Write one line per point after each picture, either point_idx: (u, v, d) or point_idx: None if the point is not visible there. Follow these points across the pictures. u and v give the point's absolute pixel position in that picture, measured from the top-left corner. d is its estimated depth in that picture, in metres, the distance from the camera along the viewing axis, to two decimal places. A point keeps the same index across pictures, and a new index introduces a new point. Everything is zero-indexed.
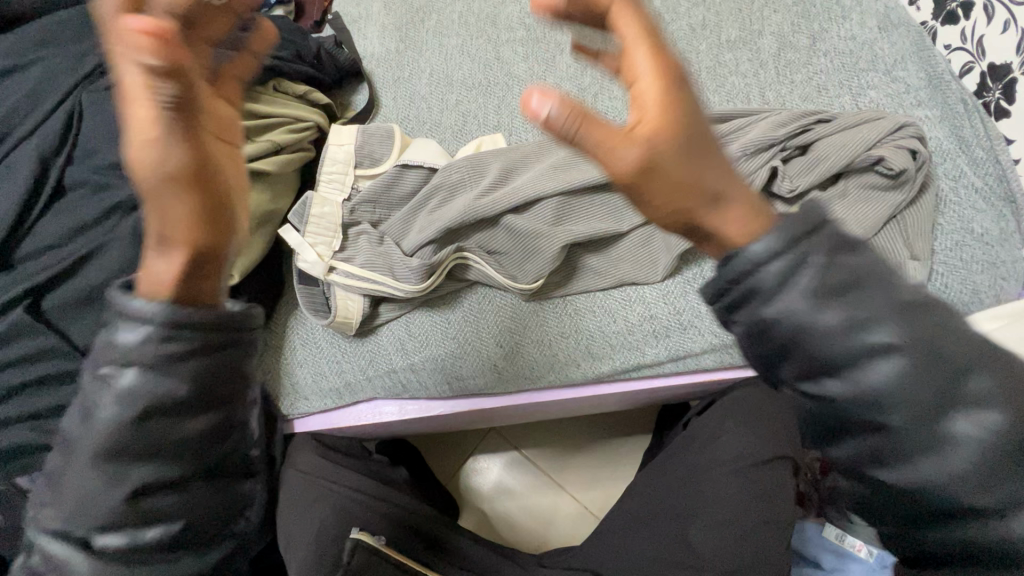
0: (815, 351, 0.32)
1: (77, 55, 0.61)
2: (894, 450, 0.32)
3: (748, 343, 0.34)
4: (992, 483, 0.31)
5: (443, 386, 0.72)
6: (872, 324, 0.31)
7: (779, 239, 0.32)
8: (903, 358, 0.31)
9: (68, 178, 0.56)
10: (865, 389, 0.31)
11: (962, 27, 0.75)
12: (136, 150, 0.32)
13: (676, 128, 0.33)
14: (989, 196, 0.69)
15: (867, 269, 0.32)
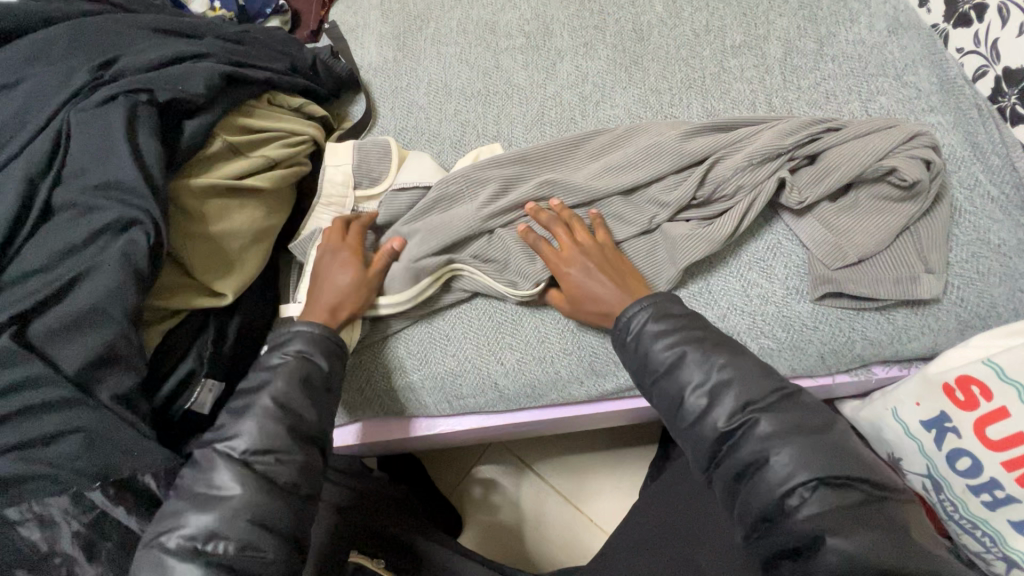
0: (648, 367, 0.55)
1: (66, 73, 0.59)
2: (709, 409, 0.51)
3: (638, 368, 0.57)
4: (768, 434, 0.48)
5: (443, 404, 0.70)
6: (690, 349, 0.54)
7: (648, 313, 0.57)
8: (692, 360, 0.53)
9: (55, 199, 0.54)
10: (688, 378, 0.53)
11: (975, 30, 0.72)
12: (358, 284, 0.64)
13: (583, 269, 0.63)
14: (1005, 205, 0.66)
15: (668, 313, 0.57)
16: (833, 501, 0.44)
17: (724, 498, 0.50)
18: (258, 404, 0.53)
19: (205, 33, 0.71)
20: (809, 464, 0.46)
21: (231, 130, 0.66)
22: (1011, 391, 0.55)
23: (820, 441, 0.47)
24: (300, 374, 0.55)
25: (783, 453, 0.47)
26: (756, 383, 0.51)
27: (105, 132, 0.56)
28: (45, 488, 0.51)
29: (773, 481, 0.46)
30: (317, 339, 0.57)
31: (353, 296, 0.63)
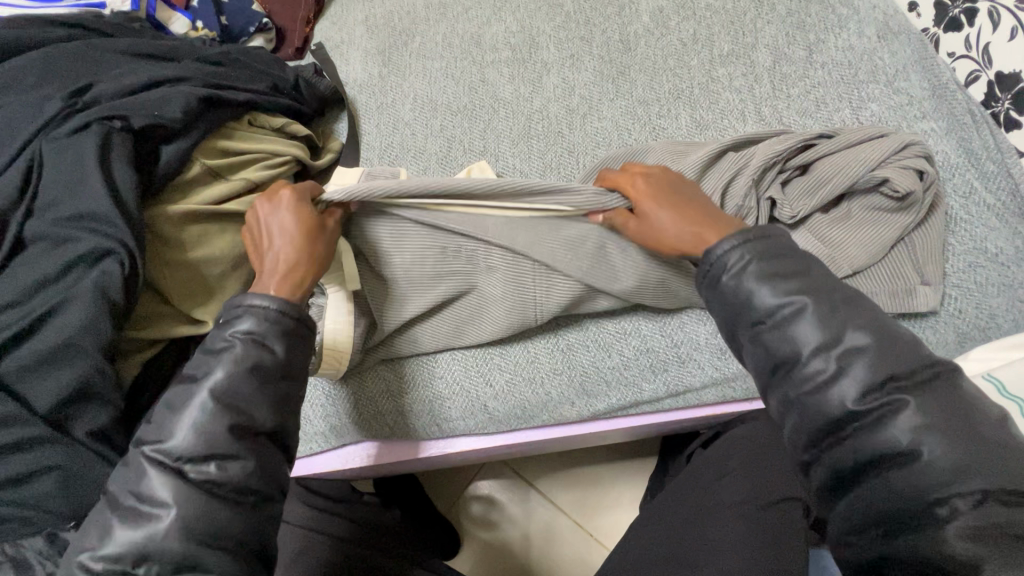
0: (749, 315, 0.48)
1: (38, 100, 0.59)
2: (836, 382, 0.44)
3: (729, 317, 0.50)
4: (924, 425, 0.41)
5: (434, 427, 0.69)
6: (808, 302, 0.46)
7: (742, 241, 0.50)
8: (812, 318, 0.46)
9: (28, 231, 0.54)
10: (806, 338, 0.45)
11: (966, 34, 0.71)
12: (303, 247, 0.55)
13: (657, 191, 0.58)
14: (1002, 213, 0.65)
15: (780, 260, 0.49)
16: (998, 517, 0.39)
17: (829, 486, 0.44)
18: (196, 400, 0.46)
19: (185, 56, 0.70)
20: (974, 472, 0.39)
21: (210, 154, 0.64)
22: (1014, 406, 0.54)
23: (981, 442, 0.40)
24: (249, 362, 0.47)
25: (936, 449, 0.40)
26: (901, 356, 0.43)
27: (76, 161, 0.55)
28: (14, 530, 0.49)
29: (918, 481, 0.40)
30: (271, 320, 0.49)
31: (305, 260, 0.54)
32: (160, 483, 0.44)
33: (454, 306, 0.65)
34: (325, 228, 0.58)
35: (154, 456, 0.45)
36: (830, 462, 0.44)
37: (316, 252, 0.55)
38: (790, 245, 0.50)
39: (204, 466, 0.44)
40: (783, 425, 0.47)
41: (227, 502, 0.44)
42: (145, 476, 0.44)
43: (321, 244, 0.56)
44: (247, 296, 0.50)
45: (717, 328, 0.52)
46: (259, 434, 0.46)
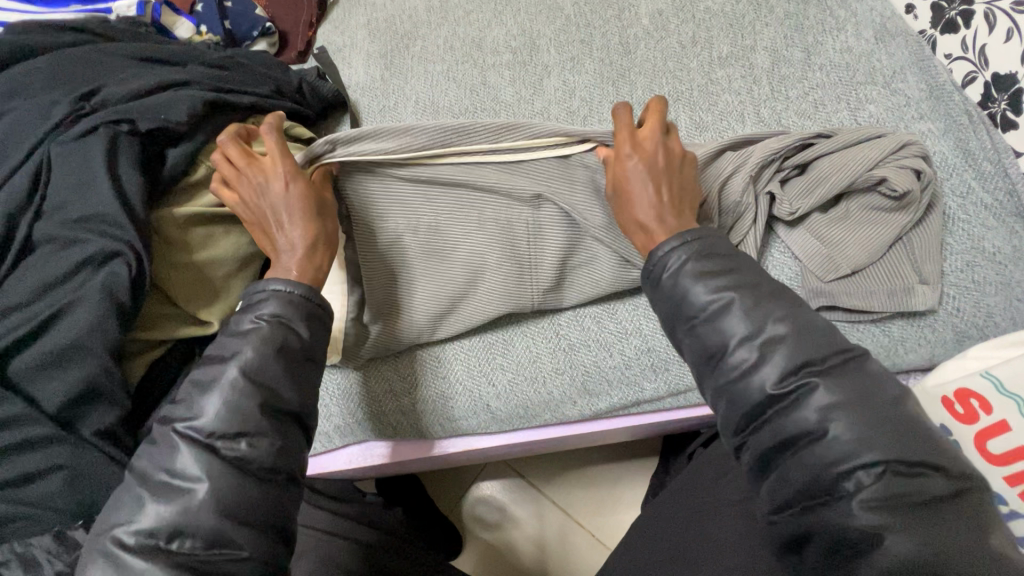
0: (685, 311, 0.49)
1: (47, 104, 0.60)
2: (755, 369, 0.45)
3: (670, 314, 0.51)
4: (831, 404, 0.43)
5: (436, 427, 0.69)
6: (734, 298, 0.47)
7: (686, 241, 0.51)
8: (741, 311, 0.47)
9: (36, 233, 0.54)
10: (735, 330, 0.47)
11: (962, 36, 0.72)
12: (315, 229, 0.56)
13: (642, 176, 0.56)
14: (999, 212, 0.65)
15: (712, 257, 0.50)
16: (897, 487, 0.41)
17: (754, 467, 0.46)
18: (225, 377, 0.47)
19: (190, 60, 0.71)
20: (876, 445, 0.41)
21: (214, 156, 0.65)
22: (1011, 404, 0.54)
23: (883, 416, 0.42)
24: (276, 342, 0.48)
25: (843, 426, 0.42)
26: (816, 343, 0.45)
27: (84, 164, 0.55)
28: (26, 528, 0.50)
29: (829, 458, 0.42)
30: (294, 303, 0.51)
31: (320, 242, 0.56)
32: (189, 459, 0.44)
33: (450, 287, 0.65)
34: (328, 208, 0.59)
35: (183, 431, 0.46)
36: (755, 445, 0.46)
37: (327, 235, 0.57)
38: (723, 242, 0.52)
39: (235, 443, 0.45)
40: (717, 412, 0.49)
41: (256, 479, 0.45)
42: (176, 451, 0.45)
43: (329, 225, 0.58)
44: (270, 281, 0.51)
45: (659, 324, 0.53)
46: (285, 414, 0.48)
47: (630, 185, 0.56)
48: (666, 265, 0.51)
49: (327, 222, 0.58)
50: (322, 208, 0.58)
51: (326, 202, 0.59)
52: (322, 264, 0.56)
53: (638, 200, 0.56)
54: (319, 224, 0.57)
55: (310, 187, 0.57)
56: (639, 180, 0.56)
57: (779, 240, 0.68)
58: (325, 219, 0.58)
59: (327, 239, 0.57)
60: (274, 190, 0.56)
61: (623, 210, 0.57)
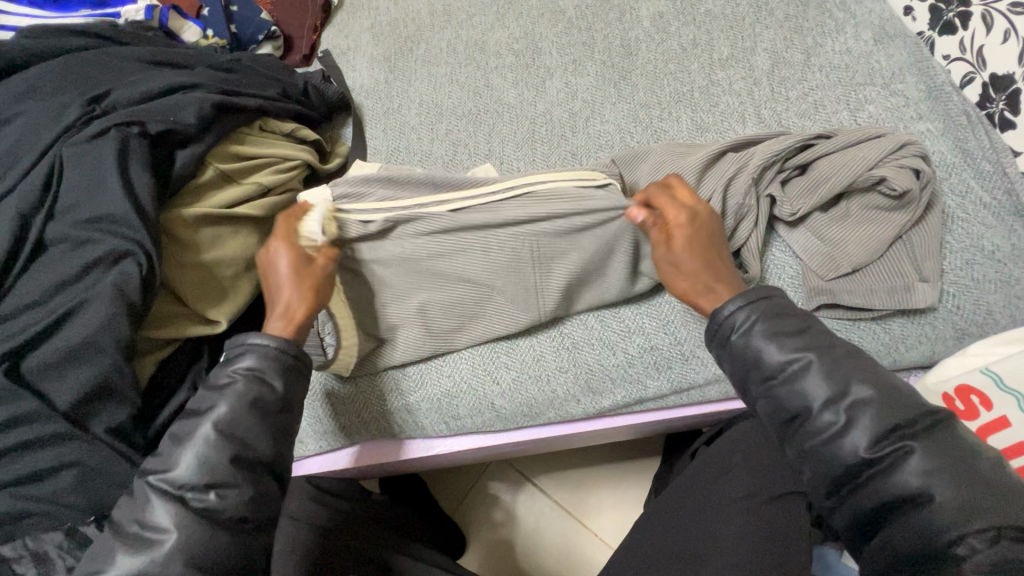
0: (760, 370, 0.51)
1: (58, 107, 0.61)
2: (843, 431, 0.47)
3: (741, 372, 0.53)
4: (932, 471, 0.44)
5: (440, 425, 0.70)
6: (811, 360, 0.49)
7: (752, 298, 0.53)
8: (819, 372, 0.48)
9: (49, 233, 0.55)
10: (816, 394, 0.48)
11: (961, 37, 0.72)
12: (297, 290, 0.57)
13: (696, 236, 0.58)
14: (997, 211, 0.66)
15: (784, 319, 0.52)
16: (1011, 552, 0.41)
17: (853, 527, 0.47)
18: (199, 432, 0.49)
19: (197, 63, 0.72)
20: (981, 509, 0.42)
21: (223, 158, 0.66)
22: (1012, 399, 0.55)
23: (982, 480, 0.43)
24: (249, 397, 0.50)
25: (945, 493, 0.43)
26: (902, 406, 0.46)
27: (95, 167, 0.56)
28: (40, 522, 0.51)
29: (935, 524, 0.43)
30: (271, 357, 0.52)
31: (302, 304, 0.57)
32: (162, 512, 0.47)
33: (454, 284, 0.65)
34: (320, 267, 0.59)
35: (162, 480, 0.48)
36: (852, 507, 0.47)
37: (311, 295, 0.58)
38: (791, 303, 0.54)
39: (205, 495, 0.47)
40: (805, 475, 0.50)
41: (227, 529, 0.47)
42: (153, 499, 0.47)
43: (315, 283, 0.58)
44: (246, 335, 0.53)
45: (731, 382, 0.54)
46: (257, 463, 0.49)
47: (687, 245, 0.58)
48: (734, 323, 0.53)
49: (316, 281, 0.58)
50: (310, 269, 0.59)
51: (322, 261, 0.60)
52: (300, 322, 0.57)
53: (702, 262, 0.58)
54: (303, 285, 0.58)
55: (300, 250, 0.58)
56: (693, 241, 0.58)
57: (780, 242, 0.68)
58: (314, 278, 0.58)
59: (310, 298, 0.58)
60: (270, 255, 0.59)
61: (678, 269, 0.59)
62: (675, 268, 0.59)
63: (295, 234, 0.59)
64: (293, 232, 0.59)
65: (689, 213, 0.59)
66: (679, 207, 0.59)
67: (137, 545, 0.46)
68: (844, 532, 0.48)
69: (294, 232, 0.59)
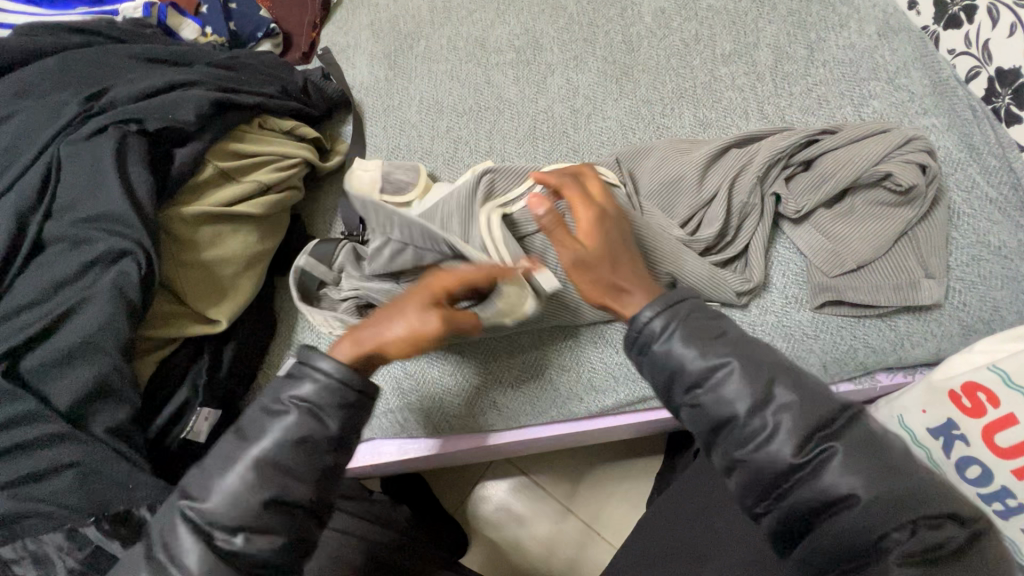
0: (681, 379, 0.48)
1: (56, 105, 0.60)
2: (768, 439, 0.44)
3: (659, 381, 0.50)
4: (852, 468, 0.43)
5: (442, 425, 0.69)
6: (729, 363, 0.46)
7: (664, 301, 0.49)
8: (740, 376, 0.46)
9: (46, 233, 0.55)
10: (738, 401, 0.45)
11: (966, 31, 0.72)
12: (398, 327, 0.50)
13: (603, 235, 0.53)
14: (1004, 207, 0.65)
15: (701, 321, 0.49)
16: (929, 542, 0.41)
17: (779, 535, 0.45)
18: (241, 461, 0.47)
19: (196, 61, 0.71)
20: (900, 502, 0.41)
21: (221, 156, 0.65)
22: (1020, 397, 0.55)
23: (897, 472, 0.43)
24: (298, 433, 0.47)
25: (867, 491, 0.42)
26: (818, 405, 0.45)
27: (94, 165, 0.56)
28: (39, 525, 0.50)
29: (858, 522, 0.42)
30: (331, 390, 0.48)
31: (392, 343, 0.50)
32: (189, 544, 0.45)
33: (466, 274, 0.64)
34: (429, 324, 0.50)
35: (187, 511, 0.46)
36: (779, 514, 0.45)
37: (399, 337, 0.50)
38: (705, 305, 0.51)
39: (232, 537, 0.45)
40: (730, 483, 0.47)
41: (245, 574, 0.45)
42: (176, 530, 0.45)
43: (410, 334, 0.50)
44: (314, 357, 0.49)
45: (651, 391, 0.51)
46: (295, 506, 0.47)
47: (595, 246, 0.52)
48: (647, 332, 0.49)
49: (414, 331, 0.50)
50: (425, 319, 0.50)
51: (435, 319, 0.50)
52: (367, 352, 0.50)
53: (614, 263, 0.52)
54: (406, 324, 0.50)
55: (436, 295, 0.51)
56: (603, 242, 0.53)
57: (785, 239, 0.68)
58: (421, 326, 0.50)
59: (396, 341, 0.50)
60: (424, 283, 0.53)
61: (589, 274, 0.52)
62: (585, 268, 0.52)
63: (460, 279, 0.52)
64: (465, 279, 0.52)
65: (591, 211, 0.53)
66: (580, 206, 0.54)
67: (157, 569, 0.45)
68: (770, 537, 0.47)
69: (462, 279, 0.52)
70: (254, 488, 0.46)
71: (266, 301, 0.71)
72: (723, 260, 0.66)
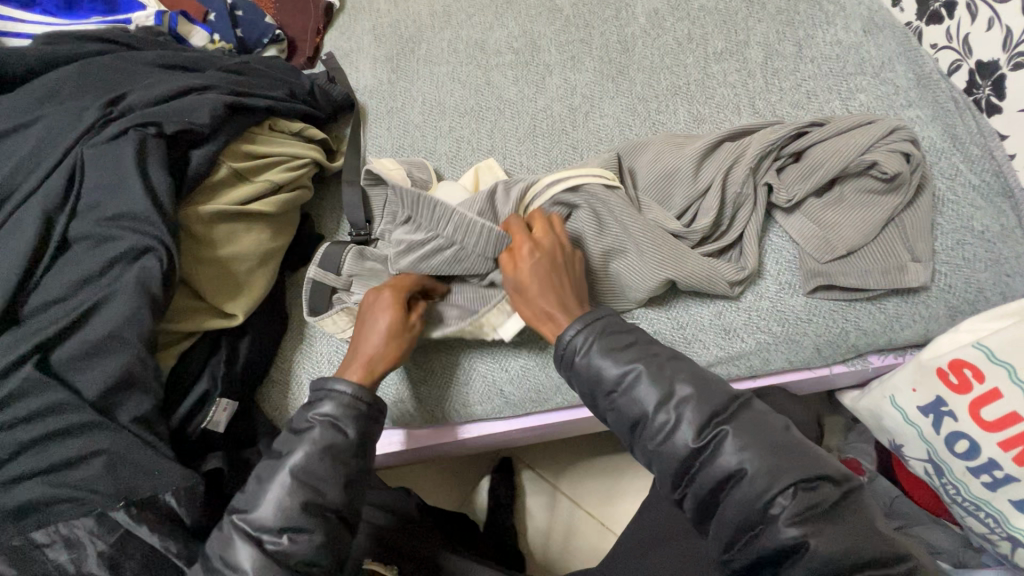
0: (602, 386, 0.54)
1: (77, 110, 0.63)
2: (670, 428, 0.50)
3: (582, 389, 0.56)
4: (743, 445, 0.48)
5: (451, 413, 0.71)
6: (635, 367, 0.53)
7: (591, 320, 0.56)
8: (648, 379, 0.52)
9: (71, 232, 0.57)
10: (648, 401, 0.51)
11: (947, 26, 0.75)
12: (388, 337, 0.59)
13: (536, 270, 0.58)
14: (986, 193, 0.68)
15: (613, 334, 0.55)
16: (810, 503, 0.45)
17: (697, 515, 0.51)
18: (278, 477, 0.53)
19: (207, 66, 0.74)
20: (782, 471, 0.46)
21: (237, 157, 0.68)
22: (1002, 372, 0.57)
23: (781, 448, 0.48)
24: (322, 443, 0.53)
25: (755, 464, 0.47)
26: (715, 395, 0.51)
27: (116, 167, 0.59)
28: (71, 510, 0.53)
29: (751, 493, 0.47)
30: (347, 405, 0.55)
31: (389, 352, 0.59)
32: (243, 551, 0.50)
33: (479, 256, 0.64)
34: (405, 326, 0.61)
35: (239, 523, 0.52)
36: (692, 494, 0.50)
37: (389, 345, 0.59)
38: (621, 319, 0.57)
39: (278, 538, 0.51)
40: (653, 472, 0.53)
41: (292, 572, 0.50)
42: (231, 540, 0.51)
43: (400, 337, 0.60)
44: (330, 380, 0.56)
45: (582, 400, 0.57)
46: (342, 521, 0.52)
47: (527, 280, 0.58)
48: (573, 343, 0.55)
49: (400, 335, 0.60)
50: (402, 324, 0.60)
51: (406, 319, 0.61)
52: (374, 369, 0.58)
53: (540, 291, 0.58)
54: (391, 335, 0.59)
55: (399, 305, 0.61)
56: (532, 278, 0.58)
57: (779, 228, 0.71)
58: (401, 331, 0.60)
59: (390, 349, 0.59)
60: (375, 302, 0.61)
61: (525, 308, 0.59)
62: (522, 298, 0.59)
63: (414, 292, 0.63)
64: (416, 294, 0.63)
65: (528, 249, 0.59)
66: (519, 246, 0.60)
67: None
68: (692, 520, 0.52)
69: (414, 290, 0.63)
70: (318, 495, 0.52)
71: (280, 296, 0.74)
72: (719, 248, 0.68)
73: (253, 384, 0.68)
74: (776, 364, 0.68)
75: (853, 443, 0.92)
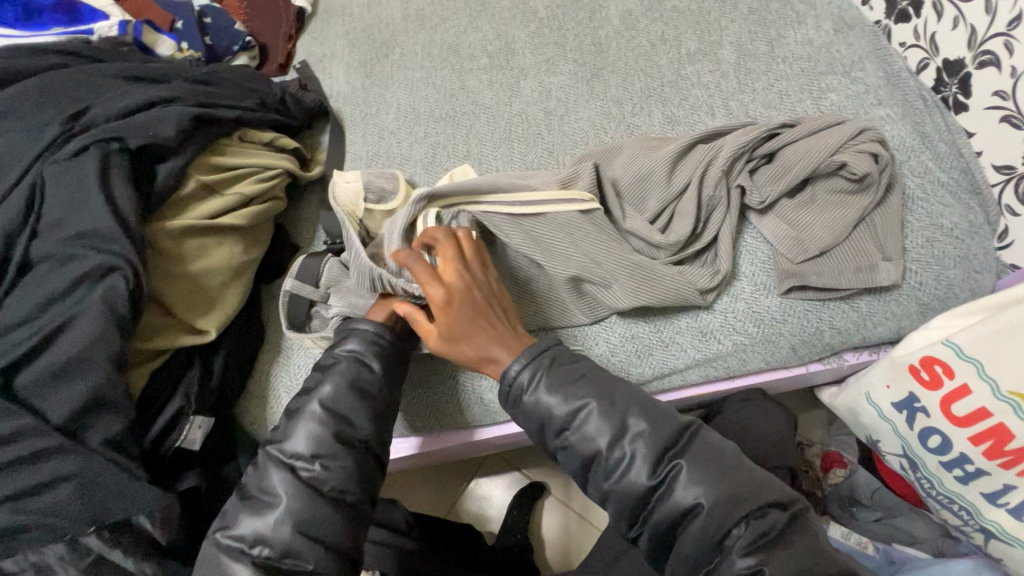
0: (552, 424, 0.54)
1: (38, 127, 0.61)
2: (625, 465, 0.51)
3: (532, 428, 0.56)
4: (695, 476, 0.49)
5: (430, 423, 0.70)
6: (586, 403, 0.53)
7: (529, 361, 0.55)
8: (599, 415, 0.52)
9: (34, 252, 0.56)
10: (602, 437, 0.52)
11: (914, 25, 0.75)
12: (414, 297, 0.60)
13: (450, 318, 0.54)
14: (954, 190, 0.69)
15: (561, 368, 0.55)
16: (761, 529, 0.47)
17: (658, 552, 0.51)
18: (308, 409, 0.55)
19: (173, 77, 0.73)
20: (731, 500, 0.48)
21: (204, 170, 0.67)
22: (972, 369, 0.58)
23: (733, 476, 0.49)
24: (349, 376, 0.56)
25: (708, 496, 0.48)
26: (667, 428, 0.52)
27: (78, 184, 0.57)
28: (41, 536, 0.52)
29: (708, 526, 0.48)
30: (369, 341, 0.58)
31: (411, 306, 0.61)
32: (277, 478, 0.52)
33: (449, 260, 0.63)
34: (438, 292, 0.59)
35: (273, 454, 0.54)
36: (651, 529, 0.51)
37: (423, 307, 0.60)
38: (569, 352, 0.57)
39: (311, 465, 0.53)
40: (609, 510, 0.54)
41: (328, 500, 0.52)
42: (266, 470, 0.53)
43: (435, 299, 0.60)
44: (354, 322, 0.59)
45: (530, 436, 0.57)
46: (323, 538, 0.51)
47: (452, 328, 0.55)
48: (514, 388, 0.54)
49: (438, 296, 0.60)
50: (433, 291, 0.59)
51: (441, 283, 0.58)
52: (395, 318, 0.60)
53: (468, 334, 0.55)
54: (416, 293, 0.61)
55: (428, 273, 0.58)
56: (451, 325, 0.55)
57: (754, 229, 0.71)
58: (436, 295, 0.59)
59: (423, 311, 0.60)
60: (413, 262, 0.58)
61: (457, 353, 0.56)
62: (450, 341, 0.55)
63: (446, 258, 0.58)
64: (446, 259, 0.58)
65: (436, 294, 0.55)
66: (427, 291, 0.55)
67: (254, 507, 0.52)
68: (650, 555, 0.53)
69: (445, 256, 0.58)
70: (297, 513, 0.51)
71: (254, 309, 0.73)
72: (694, 252, 0.68)
73: (230, 399, 0.67)
74: (753, 364, 0.68)
75: (834, 436, 0.94)
